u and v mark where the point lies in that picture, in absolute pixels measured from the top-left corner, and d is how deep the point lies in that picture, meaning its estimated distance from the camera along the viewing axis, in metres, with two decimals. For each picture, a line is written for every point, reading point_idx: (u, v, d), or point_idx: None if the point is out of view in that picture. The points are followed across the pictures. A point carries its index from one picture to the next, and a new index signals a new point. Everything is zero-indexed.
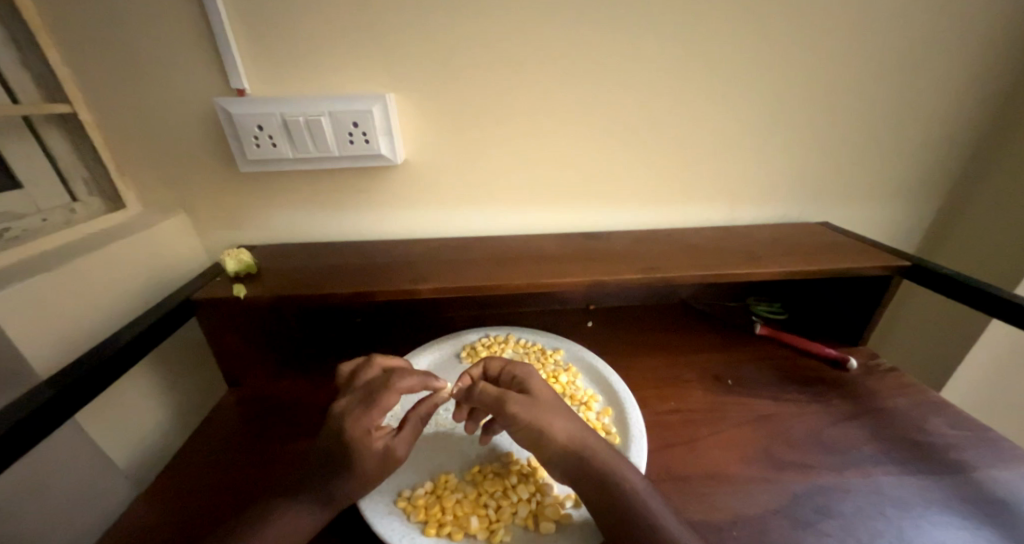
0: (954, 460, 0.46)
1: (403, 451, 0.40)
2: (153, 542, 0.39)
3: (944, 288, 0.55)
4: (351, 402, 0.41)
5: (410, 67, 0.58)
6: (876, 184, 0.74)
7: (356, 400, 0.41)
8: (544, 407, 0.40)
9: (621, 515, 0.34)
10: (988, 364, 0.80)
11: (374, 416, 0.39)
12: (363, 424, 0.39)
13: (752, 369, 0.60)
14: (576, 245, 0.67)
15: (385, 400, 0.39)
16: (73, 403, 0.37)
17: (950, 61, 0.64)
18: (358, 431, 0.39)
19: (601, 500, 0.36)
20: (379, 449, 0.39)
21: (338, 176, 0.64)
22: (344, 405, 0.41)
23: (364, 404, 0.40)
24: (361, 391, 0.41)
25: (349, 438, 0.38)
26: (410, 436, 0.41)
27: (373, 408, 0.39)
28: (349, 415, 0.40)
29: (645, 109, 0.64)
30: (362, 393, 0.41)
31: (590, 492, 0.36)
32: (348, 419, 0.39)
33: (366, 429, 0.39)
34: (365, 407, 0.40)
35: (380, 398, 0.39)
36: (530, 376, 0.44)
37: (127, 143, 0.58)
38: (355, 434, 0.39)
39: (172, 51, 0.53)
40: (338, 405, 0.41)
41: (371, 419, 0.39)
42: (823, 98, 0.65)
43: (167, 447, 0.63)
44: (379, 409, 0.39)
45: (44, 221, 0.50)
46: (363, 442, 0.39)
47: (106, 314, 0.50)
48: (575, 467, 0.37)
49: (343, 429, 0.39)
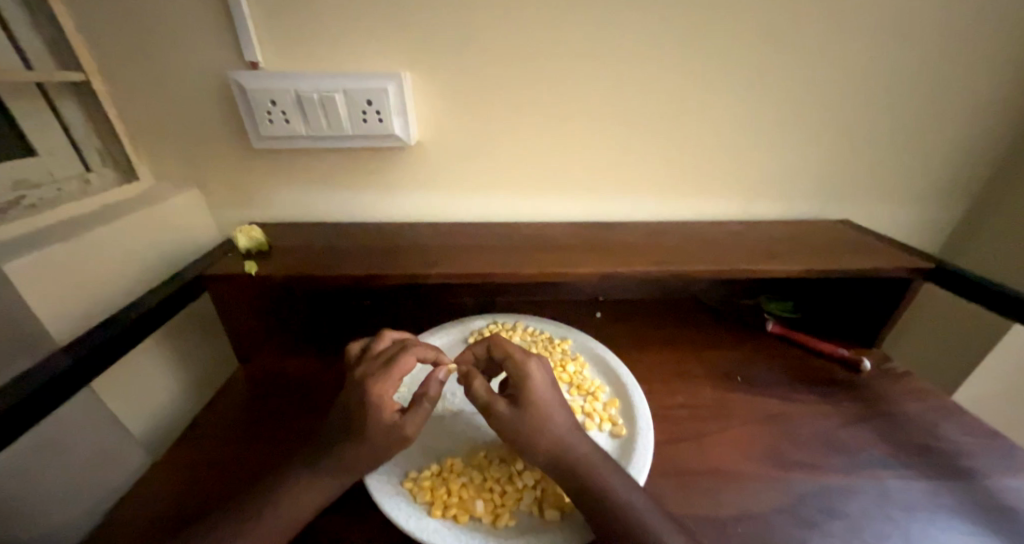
0: (965, 467, 0.45)
1: (414, 429, 0.37)
2: (166, 510, 0.40)
3: (968, 292, 0.53)
4: (370, 367, 0.40)
5: (427, 45, 0.56)
6: (902, 182, 0.72)
7: (375, 365, 0.40)
8: (531, 422, 0.37)
9: (620, 511, 0.34)
10: (1005, 370, 0.79)
11: (394, 379, 0.39)
12: (382, 386, 0.38)
13: (762, 366, 0.59)
14: (588, 235, 0.66)
15: (403, 361, 0.40)
16: (89, 373, 0.38)
17: (990, 55, 0.61)
18: (377, 392, 0.38)
19: (600, 496, 0.35)
20: (391, 419, 0.37)
21: (350, 156, 0.63)
22: (363, 369, 0.40)
23: (385, 367, 0.40)
24: (380, 358, 0.41)
25: (369, 398, 0.37)
26: (423, 414, 0.37)
27: (393, 370, 0.39)
28: (370, 376, 0.39)
29: (667, 97, 0.62)
30: (380, 360, 0.41)
31: (585, 487, 0.36)
32: (366, 383, 0.38)
33: (385, 390, 0.38)
34: (386, 369, 0.39)
35: (398, 360, 0.40)
36: (530, 378, 0.40)
37: (140, 114, 0.57)
38: (374, 395, 0.38)
39: (185, 21, 0.52)
40: (356, 372, 0.40)
41: (390, 382, 0.39)
42: (853, 90, 0.63)
43: (179, 418, 0.64)
44: (399, 371, 0.39)
45: (60, 191, 0.50)
46: (379, 405, 0.37)
47: (120, 286, 0.50)
48: (576, 461, 0.37)
49: (363, 392, 0.38)
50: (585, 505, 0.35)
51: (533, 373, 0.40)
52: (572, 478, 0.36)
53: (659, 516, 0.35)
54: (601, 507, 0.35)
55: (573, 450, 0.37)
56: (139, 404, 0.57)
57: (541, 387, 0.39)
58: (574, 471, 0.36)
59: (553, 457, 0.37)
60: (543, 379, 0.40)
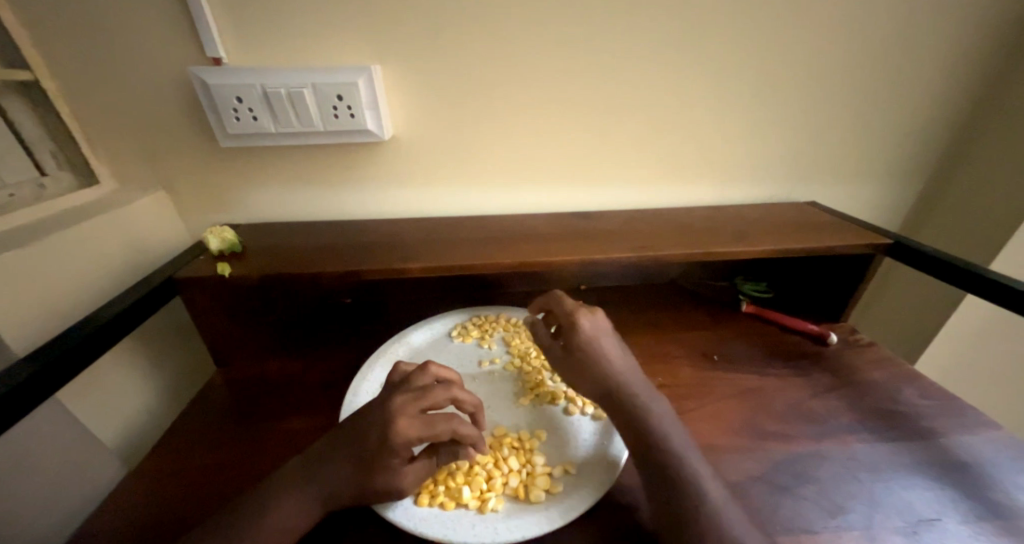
0: (923, 427, 0.48)
1: (406, 487, 0.37)
2: (146, 519, 0.39)
3: (923, 265, 0.56)
4: (408, 405, 0.37)
5: (396, 37, 0.55)
6: (863, 163, 0.75)
7: (415, 406, 0.37)
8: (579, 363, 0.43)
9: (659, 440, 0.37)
10: (962, 337, 0.83)
11: (422, 441, 0.36)
12: (407, 437, 0.36)
13: (737, 345, 0.62)
14: (567, 224, 0.67)
15: (441, 429, 0.37)
16: (54, 381, 0.37)
17: (940, 39, 0.64)
18: (399, 442, 0.35)
19: (639, 429, 0.38)
20: (392, 472, 0.36)
21: (322, 152, 0.62)
22: (401, 404, 0.37)
23: (422, 422, 0.36)
24: (426, 399, 0.37)
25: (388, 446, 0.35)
26: (422, 478, 0.37)
27: (428, 435, 0.36)
28: (403, 417, 0.36)
29: (638, 85, 0.63)
30: (421, 407, 0.37)
31: (631, 418, 0.39)
32: (396, 428, 0.36)
33: (405, 441, 0.36)
34: (422, 420, 0.37)
35: (439, 426, 0.37)
36: (576, 326, 0.45)
37: (97, 114, 0.55)
38: (397, 445, 0.35)
39: (140, 16, 0.50)
40: (395, 402, 0.37)
41: (416, 437, 0.36)
42: (814, 74, 0.65)
43: (156, 427, 0.62)
44: (432, 432, 0.36)
45: (13, 196, 0.47)
46: (394, 456, 0.36)
47: (84, 293, 0.49)
48: (630, 399, 0.40)
49: (390, 433, 0.35)
50: (627, 437, 0.39)
51: (579, 324, 0.45)
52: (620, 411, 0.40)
53: (689, 445, 0.38)
54: (640, 435, 0.38)
55: (628, 388, 0.41)
56: (113, 415, 0.55)
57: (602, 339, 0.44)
58: (624, 404, 0.40)
59: (606, 390, 0.41)
60: (591, 329, 0.45)
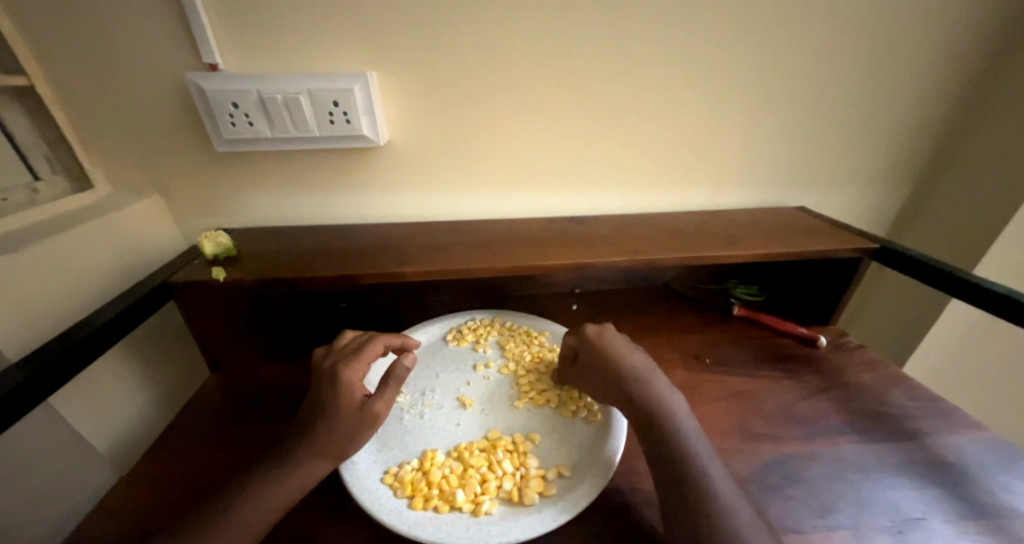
0: (910, 428, 0.49)
1: (383, 407, 0.40)
2: (137, 523, 0.39)
3: (909, 270, 0.57)
4: (336, 357, 0.43)
5: (392, 44, 0.56)
6: (851, 169, 0.77)
7: (340, 354, 0.43)
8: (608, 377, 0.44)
9: (683, 442, 0.38)
10: (950, 340, 0.85)
11: (363, 364, 0.42)
12: (348, 370, 0.41)
13: (728, 347, 0.62)
14: (561, 228, 0.68)
15: (371, 350, 0.43)
16: (47, 386, 0.37)
17: (923, 50, 0.66)
18: (344, 377, 0.40)
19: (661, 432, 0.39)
20: (360, 403, 0.39)
21: (318, 158, 0.62)
22: (329, 360, 0.42)
23: (353, 354, 0.42)
24: (344, 347, 0.44)
25: (337, 383, 0.40)
26: (393, 393, 0.41)
27: (362, 355, 0.42)
28: (336, 365, 0.41)
29: (630, 92, 0.64)
30: (348, 349, 0.43)
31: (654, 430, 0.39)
32: (336, 369, 0.41)
33: (350, 374, 0.41)
34: (350, 357, 0.42)
35: (367, 348, 0.43)
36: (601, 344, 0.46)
37: (92, 119, 0.55)
38: (346, 378, 0.40)
39: (137, 23, 0.50)
40: (322, 363, 0.42)
41: (355, 366, 0.41)
42: (802, 83, 0.66)
43: (149, 432, 0.62)
44: (363, 357, 0.42)
45: (6, 200, 0.48)
46: (350, 388, 0.40)
47: (78, 298, 0.48)
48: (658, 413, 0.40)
49: (334, 377, 0.40)
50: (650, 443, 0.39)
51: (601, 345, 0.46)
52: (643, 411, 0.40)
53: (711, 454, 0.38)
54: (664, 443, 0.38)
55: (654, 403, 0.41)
56: (106, 420, 0.55)
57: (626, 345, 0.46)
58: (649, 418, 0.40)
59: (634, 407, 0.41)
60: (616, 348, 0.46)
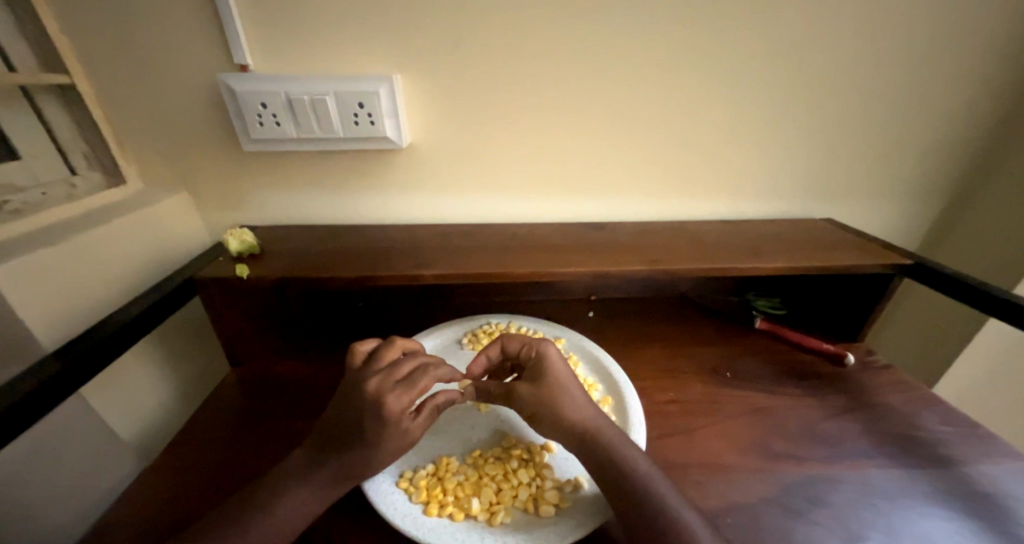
0: (943, 455, 0.47)
1: (419, 435, 0.40)
2: (159, 516, 0.40)
3: (944, 287, 0.55)
4: (387, 381, 0.38)
5: (417, 47, 0.56)
6: (882, 181, 0.74)
7: (392, 379, 0.39)
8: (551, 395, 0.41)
9: (643, 483, 0.36)
10: (983, 361, 0.81)
11: (412, 397, 0.38)
12: (402, 403, 0.37)
13: (749, 362, 0.61)
14: (579, 234, 0.67)
15: (423, 383, 0.39)
16: (82, 373, 0.38)
17: (963, 59, 0.64)
18: (397, 411, 0.37)
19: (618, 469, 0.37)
20: (401, 432, 0.38)
21: (341, 158, 0.63)
22: (379, 382, 0.38)
23: (404, 384, 0.38)
24: (397, 370, 0.39)
25: (388, 415, 0.37)
26: (428, 421, 0.41)
27: (413, 389, 0.38)
28: (388, 393, 0.38)
29: (654, 98, 0.63)
30: (397, 374, 0.39)
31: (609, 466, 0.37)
32: (385, 398, 0.37)
33: (402, 409, 0.38)
34: (404, 386, 0.38)
35: (420, 381, 0.39)
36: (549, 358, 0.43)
37: (127, 116, 0.57)
38: (393, 412, 0.37)
39: (173, 24, 0.52)
40: (371, 383, 0.38)
41: (408, 399, 0.38)
42: (834, 91, 0.65)
43: (170, 423, 0.63)
44: (418, 391, 0.38)
45: (44, 195, 0.49)
46: (395, 420, 0.37)
47: (108, 290, 0.50)
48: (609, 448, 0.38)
49: (381, 406, 0.37)
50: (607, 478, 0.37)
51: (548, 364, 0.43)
52: (597, 451, 0.38)
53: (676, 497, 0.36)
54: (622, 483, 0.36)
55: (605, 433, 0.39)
56: (129, 410, 0.56)
57: (553, 362, 0.43)
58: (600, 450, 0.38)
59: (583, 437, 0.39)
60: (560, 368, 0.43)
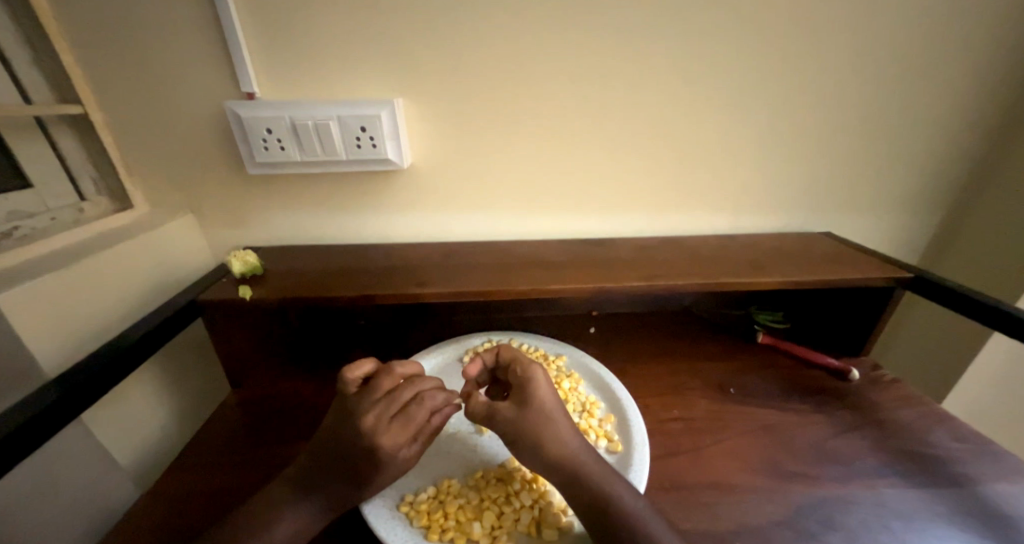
0: (957, 474, 0.46)
1: (410, 465, 0.40)
2: (155, 542, 0.39)
3: (946, 300, 0.55)
4: (383, 416, 0.38)
5: (418, 71, 0.58)
6: (880, 194, 0.75)
7: (390, 413, 0.39)
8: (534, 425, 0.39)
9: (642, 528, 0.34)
10: (993, 374, 0.80)
11: (407, 433, 0.38)
12: (399, 442, 0.38)
13: (753, 378, 0.60)
14: (579, 251, 0.68)
15: (417, 417, 0.39)
16: (79, 404, 0.37)
17: (952, 75, 0.65)
18: (393, 451, 0.37)
19: (615, 511, 0.35)
20: (397, 467, 0.39)
21: (343, 179, 0.64)
22: (376, 418, 0.38)
23: (400, 419, 0.39)
24: (394, 404, 0.39)
25: (383, 454, 0.37)
26: (421, 450, 0.41)
27: (409, 424, 0.39)
28: (385, 431, 0.38)
29: (650, 118, 0.64)
30: (393, 407, 0.39)
31: (607, 511, 0.35)
32: (381, 435, 0.37)
33: (398, 447, 0.38)
34: (400, 423, 0.38)
35: (415, 413, 0.39)
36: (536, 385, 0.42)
37: (135, 143, 0.58)
38: (388, 449, 0.37)
39: (183, 54, 0.54)
40: (367, 418, 0.38)
41: (405, 437, 0.38)
42: (826, 107, 0.66)
43: (169, 446, 0.63)
44: (415, 427, 0.39)
45: (53, 220, 0.51)
46: (392, 457, 0.38)
47: (112, 313, 0.50)
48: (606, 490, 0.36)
49: (377, 445, 0.37)
50: (602, 527, 0.35)
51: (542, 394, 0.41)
52: (590, 495, 0.36)
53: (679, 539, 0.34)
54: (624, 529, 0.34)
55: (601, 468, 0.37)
56: (129, 434, 0.56)
57: (542, 389, 0.41)
58: (594, 492, 0.36)
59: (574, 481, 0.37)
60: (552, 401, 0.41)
